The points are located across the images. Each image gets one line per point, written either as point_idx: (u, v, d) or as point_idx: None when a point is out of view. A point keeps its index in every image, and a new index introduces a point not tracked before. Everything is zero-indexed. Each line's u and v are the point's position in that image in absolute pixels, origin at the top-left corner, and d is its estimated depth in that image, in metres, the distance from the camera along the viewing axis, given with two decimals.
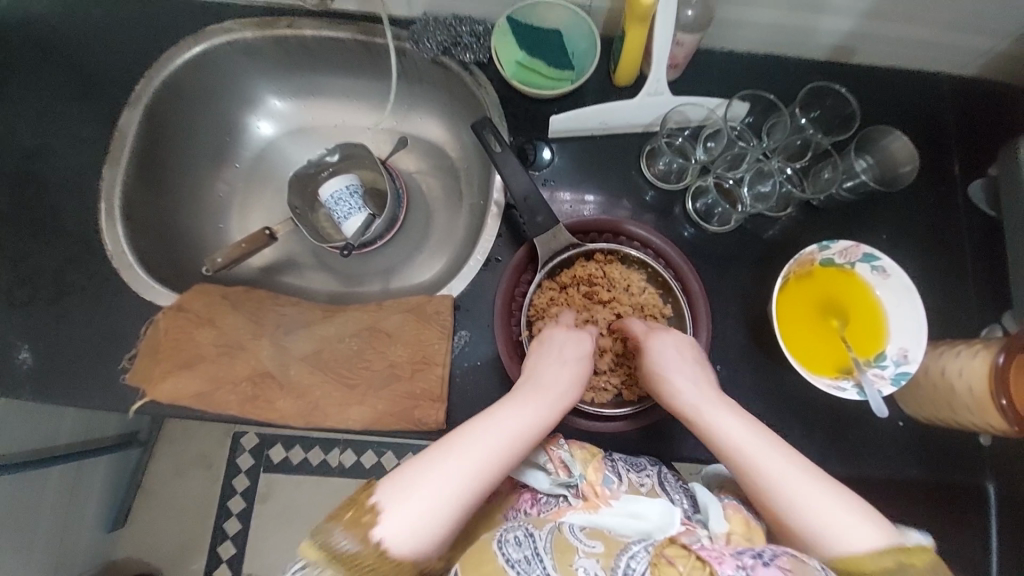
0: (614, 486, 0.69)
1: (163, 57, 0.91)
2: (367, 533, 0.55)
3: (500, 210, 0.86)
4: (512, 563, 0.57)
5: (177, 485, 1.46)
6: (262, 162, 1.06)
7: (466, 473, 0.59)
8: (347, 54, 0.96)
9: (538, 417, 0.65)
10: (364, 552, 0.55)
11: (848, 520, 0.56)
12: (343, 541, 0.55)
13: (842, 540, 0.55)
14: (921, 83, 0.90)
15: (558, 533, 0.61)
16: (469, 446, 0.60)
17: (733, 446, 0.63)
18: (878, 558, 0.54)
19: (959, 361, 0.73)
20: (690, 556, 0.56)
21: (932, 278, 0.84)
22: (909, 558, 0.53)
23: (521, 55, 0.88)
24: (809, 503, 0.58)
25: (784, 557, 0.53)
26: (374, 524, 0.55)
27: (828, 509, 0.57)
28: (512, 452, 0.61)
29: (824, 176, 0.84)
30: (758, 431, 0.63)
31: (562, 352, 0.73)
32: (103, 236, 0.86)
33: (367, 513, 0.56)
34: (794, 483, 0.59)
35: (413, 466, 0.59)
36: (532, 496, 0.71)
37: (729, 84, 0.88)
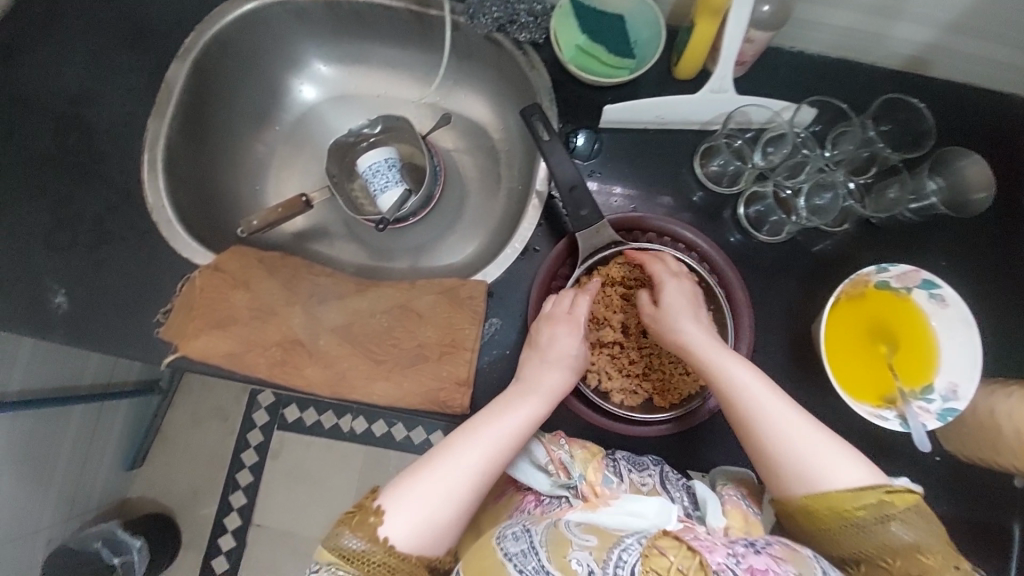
0: (613, 486, 0.67)
1: (215, 11, 0.90)
2: (373, 533, 0.58)
3: (542, 201, 0.83)
4: (511, 557, 0.58)
5: (193, 436, 1.50)
6: (303, 127, 1.05)
7: (460, 476, 0.61)
8: (399, 22, 0.93)
9: (527, 418, 0.66)
10: (374, 550, 0.58)
11: (835, 461, 0.60)
12: (352, 542, 0.58)
13: (827, 479, 0.60)
14: (1003, 103, 0.84)
15: (554, 528, 0.61)
16: (466, 444, 0.63)
17: (728, 386, 0.66)
18: (862, 495, 0.58)
19: (1010, 402, 0.70)
20: (681, 545, 0.57)
21: (988, 309, 0.80)
22: (893, 498, 0.58)
23: (582, 39, 0.84)
24: (799, 442, 0.61)
25: (776, 546, 0.58)
26: (378, 525, 0.58)
27: (815, 449, 0.61)
28: (502, 455, 0.63)
29: (889, 196, 0.80)
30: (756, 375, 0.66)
31: (563, 353, 0.71)
32: (145, 187, 0.86)
33: (372, 514, 0.59)
34: (787, 424, 0.63)
35: (411, 471, 0.62)
36: (535, 497, 0.71)
37: (796, 87, 0.83)
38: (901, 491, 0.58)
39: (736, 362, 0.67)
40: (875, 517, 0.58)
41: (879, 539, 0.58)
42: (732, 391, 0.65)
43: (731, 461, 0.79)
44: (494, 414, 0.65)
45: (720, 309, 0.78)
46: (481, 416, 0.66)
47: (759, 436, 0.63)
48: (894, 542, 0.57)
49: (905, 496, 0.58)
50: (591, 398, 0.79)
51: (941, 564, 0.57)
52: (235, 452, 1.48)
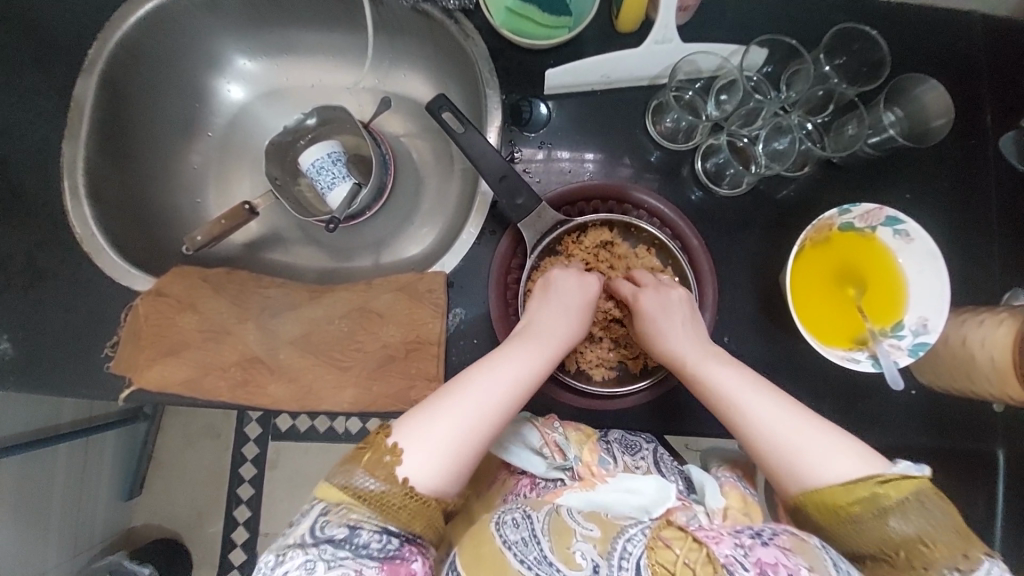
0: (610, 466, 0.68)
1: (114, 15, 0.82)
2: (391, 473, 0.56)
3: (488, 200, 0.79)
4: (509, 544, 0.57)
5: (185, 458, 1.48)
6: (237, 128, 0.98)
7: (477, 414, 0.59)
8: (320, 3, 0.86)
9: (545, 360, 0.65)
10: (391, 491, 0.55)
11: (825, 454, 0.57)
12: (365, 481, 0.55)
13: (816, 474, 0.57)
14: (960, 20, 0.80)
15: (555, 515, 0.61)
16: (486, 385, 0.61)
17: (717, 391, 0.63)
18: (853, 489, 0.55)
19: (982, 330, 0.69)
20: (686, 536, 0.56)
21: (955, 237, 0.78)
22: (886, 488, 0.55)
23: (511, 1, 0.77)
24: (795, 440, 0.58)
25: (782, 536, 0.55)
26: (396, 464, 0.56)
27: (804, 446, 0.58)
28: (519, 393, 0.62)
29: (848, 132, 0.76)
30: (740, 374, 0.63)
31: (566, 298, 0.71)
32: (71, 217, 0.80)
33: (388, 453, 0.56)
34: (771, 423, 0.60)
35: (423, 408, 0.59)
36: (530, 480, 0.70)
37: (744, 28, 0.79)
38: (895, 477, 0.55)
39: (719, 365, 0.65)
40: (872, 510, 0.55)
41: (876, 534, 0.55)
42: (716, 396, 0.63)
43: (714, 422, 0.78)
44: (512, 354, 0.64)
45: (678, 264, 0.77)
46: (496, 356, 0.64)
47: (744, 438, 0.61)
48: (892, 535, 0.54)
49: (901, 484, 0.55)
50: (563, 375, 0.76)
51: (947, 555, 0.54)
52: (230, 469, 1.47)
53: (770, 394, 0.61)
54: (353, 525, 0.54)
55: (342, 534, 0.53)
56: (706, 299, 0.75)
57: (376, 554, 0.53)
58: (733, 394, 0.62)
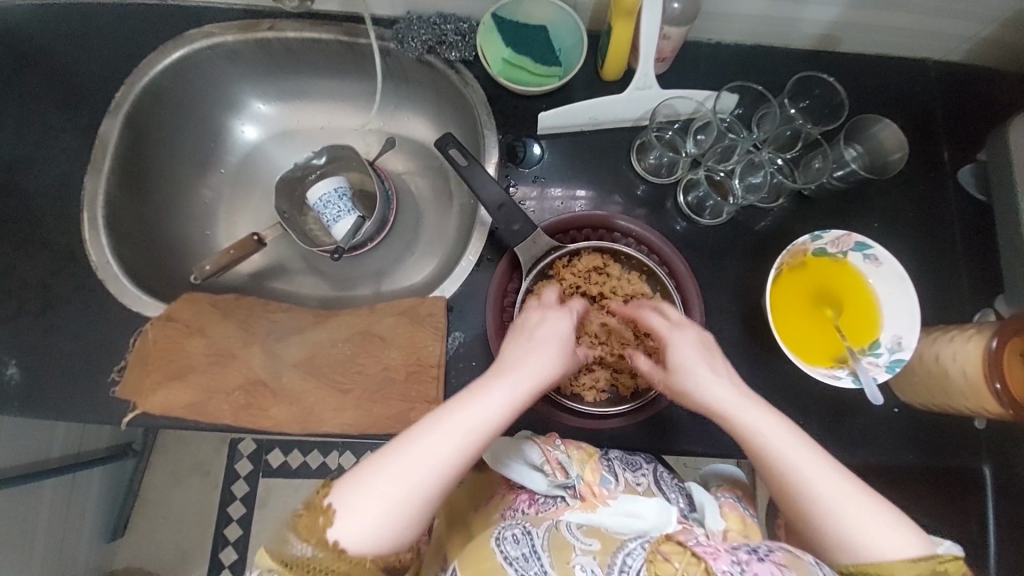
0: (611, 486, 0.70)
1: (143, 63, 0.90)
2: (322, 537, 0.56)
3: (486, 229, 0.84)
4: (511, 560, 0.58)
5: (174, 495, 1.45)
6: (249, 166, 1.04)
7: (423, 471, 0.57)
8: (333, 55, 0.95)
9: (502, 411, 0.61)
10: (321, 557, 0.55)
11: (879, 531, 0.57)
12: (296, 546, 0.56)
13: (871, 548, 0.56)
14: (910, 69, 0.89)
15: (555, 531, 0.61)
16: (439, 441, 0.58)
17: (775, 456, 0.60)
18: (914, 567, 0.55)
19: (953, 346, 0.73)
20: (686, 551, 0.57)
21: (923, 263, 0.84)
22: (945, 567, 0.55)
23: (507, 53, 0.87)
24: (850, 515, 0.57)
25: (778, 553, 0.57)
26: (328, 526, 0.56)
27: (857, 521, 0.57)
28: (471, 447, 0.59)
29: (815, 166, 0.84)
30: (789, 434, 0.61)
31: (546, 339, 0.67)
32: (88, 247, 0.84)
33: (321, 514, 0.56)
34: (828, 497, 0.58)
35: (368, 463, 0.58)
36: (529, 497, 0.70)
37: (717, 76, 0.88)
38: (948, 557, 0.56)
39: (773, 428, 0.61)
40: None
41: None
42: (768, 458, 0.60)
43: (707, 442, 0.80)
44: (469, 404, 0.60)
45: (666, 289, 0.81)
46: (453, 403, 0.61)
47: (796, 505, 0.59)
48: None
49: (954, 563, 0.56)
50: (557, 396, 0.79)
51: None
52: (219, 506, 1.44)
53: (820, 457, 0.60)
54: None
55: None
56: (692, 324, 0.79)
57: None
58: (785, 456, 0.60)
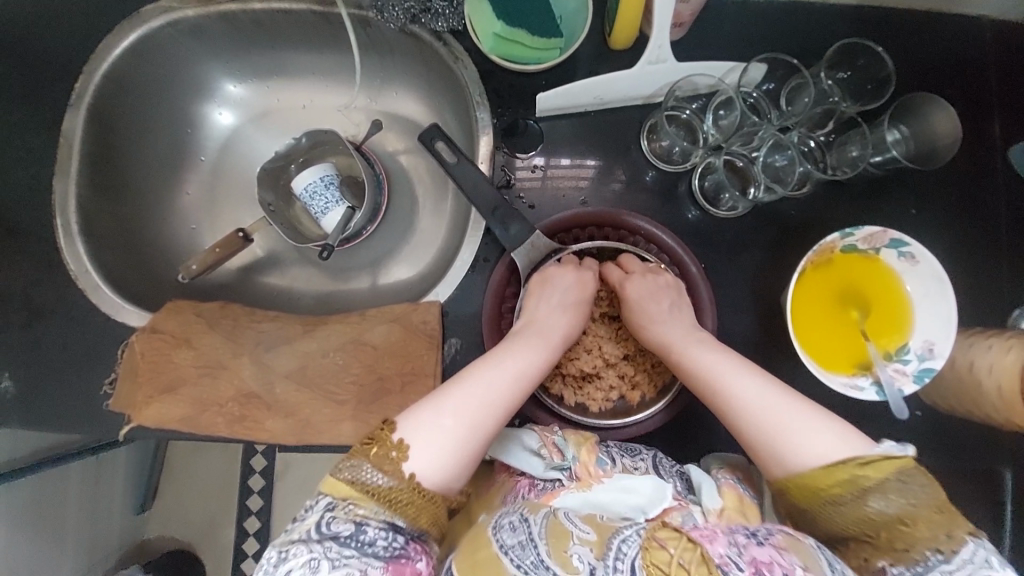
0: (607, 466, 0.67)
1: (100, 47, 0.81)
2: (397, 469, 0.55)
3: (481, 226, 0.77)
4: (506, 549, 0.56)
5: (195, 473, 1.50)
6: (229, 155, 0.97)
7: (483, 407, 0.60)
8: (308, 28, 0.85)
9: (545, 359, 0.66)
10: (398, 487, 0.54)
11: (805, 433, 0.57)
12: (372, 475, 0.54)
13: (800, 457, 0.56)
14: (968, 27, 0.77)
15: (553, 518, 0.58)
16: (493, 376, 0.62)
17: (700, 371, 0.65)
18: (834, 472, 0.54)
19: (989, 356, 0.66)
20: (681, 536, 0.54)
21: (963, 255, 0.76)
22: (866, 469, 0.53)
23: (499, 27, 0.75)
24: (778, 420, 0.59)
25: (777, 536, 0.55)
26: (403, 460, 0.55)
27: (783, 425, 0.58)
28: (523, 387, 0.63)
29: (850, 153, 0.74)
30: (725, 358, 0.65)
31: (565, 292, 0.71)
32: (64, 254, 0.80)
33: (395, 449, 0.56)
34: (754, 402, 0.61)
35: (428, 402, 0.60)
36: (528, 481, 0.68)
37: (741, 43, 0.76)
38: (876, 458, 0.54)
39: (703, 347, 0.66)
40: (852, 491, 0.54)
41: (855, 515, 0.53)
42: (696, 374, 0.65)
43: (715, 446, 0.77)
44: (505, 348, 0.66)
45: None
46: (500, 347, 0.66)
47: (728, 418, 0.62)
48: (873, 517, 0.53)
49: (880, 464, 0.53)
50: (559, 408, 0.75)
51: (929, 534, 0.51)
52: (239, 480, 1.49)
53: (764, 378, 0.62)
54: (359, 521, 0.52)
55: (348, 531, 0.51)
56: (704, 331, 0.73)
57: (381, 553, 0.51)
58: (721, 377, 0.63)
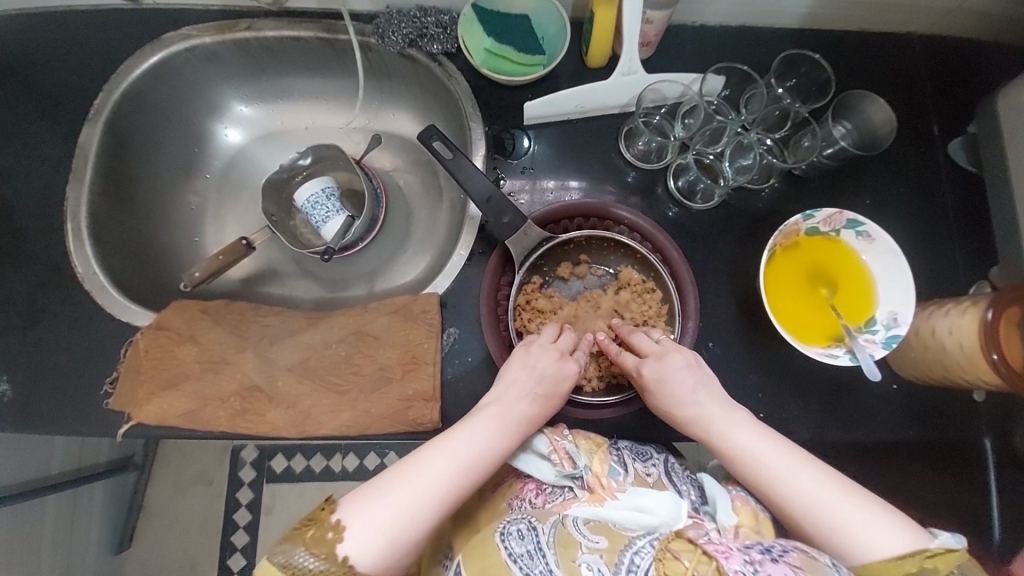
0: (620, 478, 0.68)
1: (121, 69, 0.88)
2: (331, 551, 0.56)
3: (476, 223, 0.83)
4: (515, 557, 0.59)
5: (179, 506, 1.44)
6: (234, 170, 1.03)
7: (430, 495, 0.60)
8: (313, 53, 0.93)
9: (501, 443, 0.65)
10: (331, 568, 0.56)
11: (865, 527, 0.58)
12: (304, 558, 0.56)
13: (866, 550, 0.57)
14: (898, 43, 0.88)
15: (561, 527, 0.62)
16: (441, 463, 0.62)
17: (743, 459, 0.64)
18: (902, 564, 0.56)
19: (948, 320, 0.72)
20: (696, 549, 0.57)
21: (915, 239, 0.83)
22: (933, 562, 0.56)
23: (489, 43, 0.86)
24: (830, 513, 0.59)
25: (793, 553, 0.56)
26: (338, 542, 0.56)
27: (837, 518, 0.59)
28: (474, 473, 0.62)
29: (804, 145, 0.84)
30: (766, 446, 0.63)
31: (539, 376, 0.70)
32: (73, 258, 0.83)
33: (331, 530, 0.57)
34: (801, 492, 0.61)
35: (378, 485, 0.60)
36: (536, 486, 0.70)
37: (702, 59, 0.87)
38: (940, 551, 0.56)
39: (741, 434, 0.65)
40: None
41: None
42: (738, 463, 0.64)
43: None
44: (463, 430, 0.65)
45: (659, 274, 0.81)
46: (457, 428, 0.65)
47: (775, 506, 0.62)
48: None
49: (945, 557, 0.56)
50: None
51: None
52: (226, 513, 1.43)
53: (811, 467, 0.62)
54: None
55: None
56: (688, 308, 0.79)
57: None
58: (773, 472, 0.62)
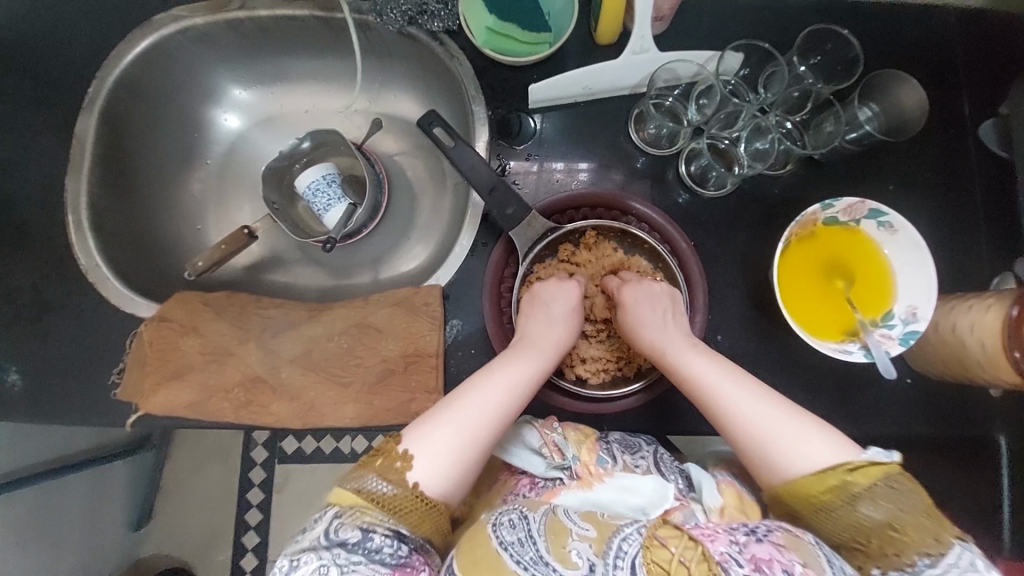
0: (608, 465, 0.68)
1: (113, 55, 0.85)
2: (402, 478, 0.57)
3: (479, 210, 0.81)
4: (507, 546, 0.56)
5: (193, 488, 1.47)
6: (235, 155, 1.00)
7: (481, 419, 0.61)
8: (308, 32, 0.89)
9: (541, 365, 0.67)
10: (402, 495, 0.56)
11: (799, 443, 0.58)
12: (377, 484, 0.56)
13: (793, 464, 0.58)
14: (934, 15, 0.82)
15: (552, 515, 0.60)
16: (486, 388, 0.63)
17: (689, 375, 0.65)
18: (824, 478, 0.56)
19: (970, 316, 0.69)
20: (682, 535, 0.55)
21: (940, 227, 0.79)
22: (856, 476, 0.55)
23: (492, 21, 0.81)
24: (766, 426, 0.60)
25: (777, 533, 0.55)
26: (407, 470, 0.57)
27: (773, 433, 0.59)
28: (519, 395, 0.64)
29: (826, 130, 0.79)
30: (714, 364, 0.65)
31: (562, 307, 0.73)
32: (75, 249, 0.83)
33: (398, 459, 0.58)
34: (742, 407, 0.61)
35: (430, 415, 0.61)
36: (529, 480, 0.70)
37: (719, 35, 0.82)
38: (864, 464, 0.56)
39: (691, 353, 0.67)
40: (841, 496, 0.55)
41: (846, 521, 0.55)
42: (685, 379, 0.66)
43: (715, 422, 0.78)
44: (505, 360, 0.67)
45: (668, 266, 0.79)
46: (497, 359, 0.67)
47: (717, 423, 0.63)
48: (863, 521, 0.55)
49: (870, 470, 0.55)
50: (560, 382, 0.78)
51: (918, 540, 0.54)
52: (239, 494, 1.46)
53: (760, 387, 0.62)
54: (366, 528, 0.54)
55: (355, 538, 0.54)
56: (697, 301, 0.76)
57: (387, 559, 0.53)
58: (717, 390, 0.63)
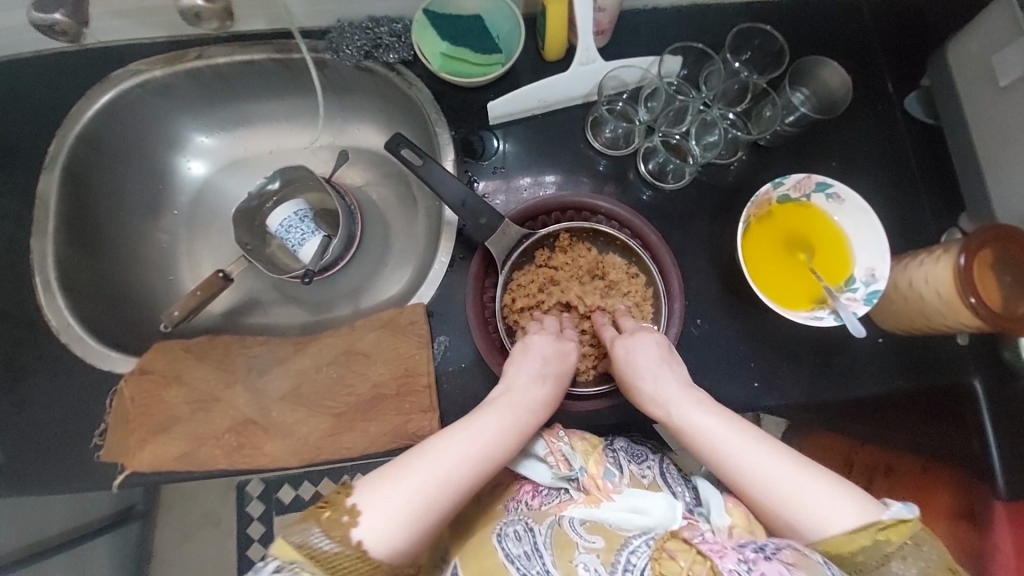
0: (616, 480, 0.67)
1: (72, 111, 0.86)
2: (346, 535, 0.49)
3: (454, 228, 0.83)
4: (513, 558, 0.58)
5: (186, 554, 1.38)
6: (203, 203, 1.01)
7: (439, 478, 0.54)
8: (267, 75, 0.91)
9: (520, 425, 0.62)
10: (343, 555, 0.49)
11: (824, 501, 0.53)
12: (320, 540, 0.49)
13: (816, 525, 0.52)
14: (847, 5, 0.89)
15: (558, 528, 0.61)
16: (455, 445, 0.56)
17: (699, 433, 0.60)
18: (854, 538, 0.51)
19: (923, 270, 0.74)
20: (691, 549, 0.53)
21: (884, 194, 0.85)
22: (886, 534, 0.51)
23: (445, 47, 0.86)
24: (788, 486, 0.54)
25: (786, 550, 0.50)
26: (353, 527, 0.50)
27: (794, 491, 0.54)
28: (491, 457, 0.58)
29: (766, 115, 0.85)
30: (726, 420, 0.60)
31: (546, 360, 0.70)
32: (45, 311, 0.81)
33: (346, 514, 0.50)
34: (762, 467, 0.56)
35: (389, 467, 0.54)
36: (532, 488, 0.68)
37: (657, 42, 0.87)
38: (892, 521, 0.51)
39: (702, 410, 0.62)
40: (875, 558, 0.51)
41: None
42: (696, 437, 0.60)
43: None
44: (480, 417, 0.61)
45: (641, 259, 0.82)
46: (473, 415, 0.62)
47: (735, 482, 0.57)
48: None
49: (899, 528, 0.51)
50: None
51: None
52: (238, 552, 1.38)
53: (771, 445, 0.58)
54: None
55: None
56: (673, 288, 0.79)
57: None
58: (727, 446, 0.58)
